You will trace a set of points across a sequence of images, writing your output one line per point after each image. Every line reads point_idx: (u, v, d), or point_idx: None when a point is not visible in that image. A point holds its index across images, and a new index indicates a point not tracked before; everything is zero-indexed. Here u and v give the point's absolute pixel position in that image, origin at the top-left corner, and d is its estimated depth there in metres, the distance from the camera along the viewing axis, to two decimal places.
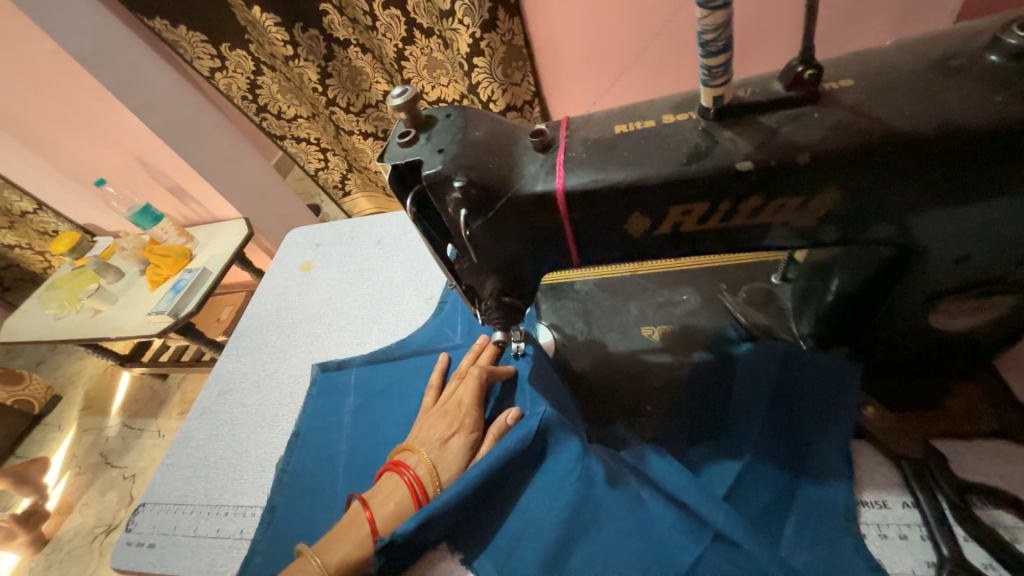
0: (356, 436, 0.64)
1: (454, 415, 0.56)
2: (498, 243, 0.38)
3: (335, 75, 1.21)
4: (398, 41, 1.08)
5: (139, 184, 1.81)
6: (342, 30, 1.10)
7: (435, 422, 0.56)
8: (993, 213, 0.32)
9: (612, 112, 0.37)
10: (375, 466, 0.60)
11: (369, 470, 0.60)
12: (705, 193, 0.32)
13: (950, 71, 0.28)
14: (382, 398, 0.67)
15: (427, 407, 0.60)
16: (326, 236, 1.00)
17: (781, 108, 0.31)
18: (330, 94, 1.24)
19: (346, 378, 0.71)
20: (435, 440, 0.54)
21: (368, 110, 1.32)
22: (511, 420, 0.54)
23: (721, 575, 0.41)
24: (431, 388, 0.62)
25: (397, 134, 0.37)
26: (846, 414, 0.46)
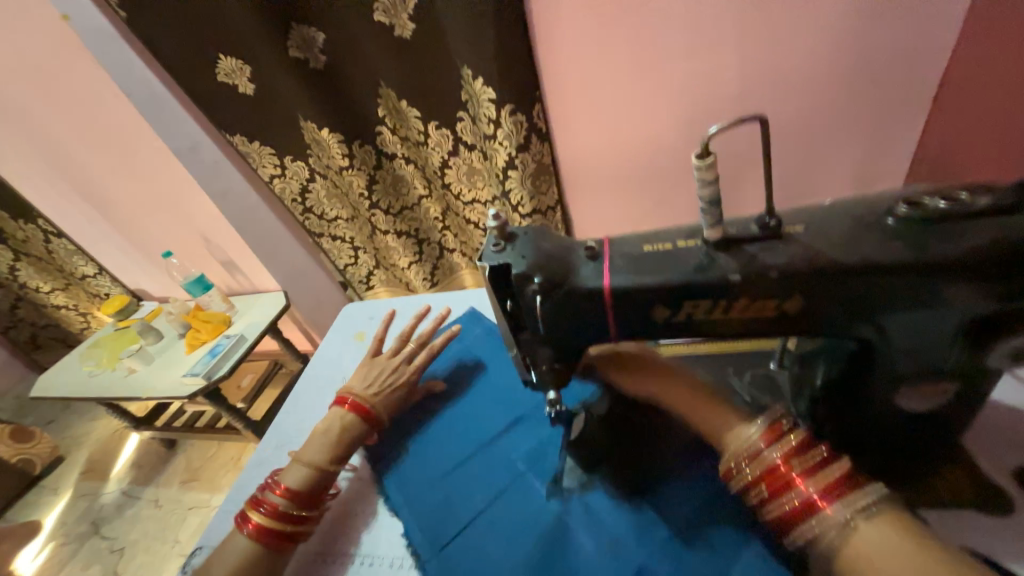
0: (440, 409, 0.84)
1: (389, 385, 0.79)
2: (557, 322, 0.51)
3: (380, 182, 1.41)
4: (444, 154, 1.33)
5: (198, 257, 2.03)
6: (391, 146, 1.35)
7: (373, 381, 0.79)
8: (920, 320, 0.44)
9: (641, 235, 0.52)
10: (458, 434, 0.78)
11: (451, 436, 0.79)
12: (709, 295, 0.46)
13: (866, 226, 0.44)
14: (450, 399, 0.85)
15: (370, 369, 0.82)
16: (378, 310, 1.14)
17: (757, 240, 0.46)
18: (374, 198, 1.42)
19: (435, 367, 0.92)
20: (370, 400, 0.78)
21: (403, 212, 1.48)
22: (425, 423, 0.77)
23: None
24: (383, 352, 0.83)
25: (491, 243, 0.52)
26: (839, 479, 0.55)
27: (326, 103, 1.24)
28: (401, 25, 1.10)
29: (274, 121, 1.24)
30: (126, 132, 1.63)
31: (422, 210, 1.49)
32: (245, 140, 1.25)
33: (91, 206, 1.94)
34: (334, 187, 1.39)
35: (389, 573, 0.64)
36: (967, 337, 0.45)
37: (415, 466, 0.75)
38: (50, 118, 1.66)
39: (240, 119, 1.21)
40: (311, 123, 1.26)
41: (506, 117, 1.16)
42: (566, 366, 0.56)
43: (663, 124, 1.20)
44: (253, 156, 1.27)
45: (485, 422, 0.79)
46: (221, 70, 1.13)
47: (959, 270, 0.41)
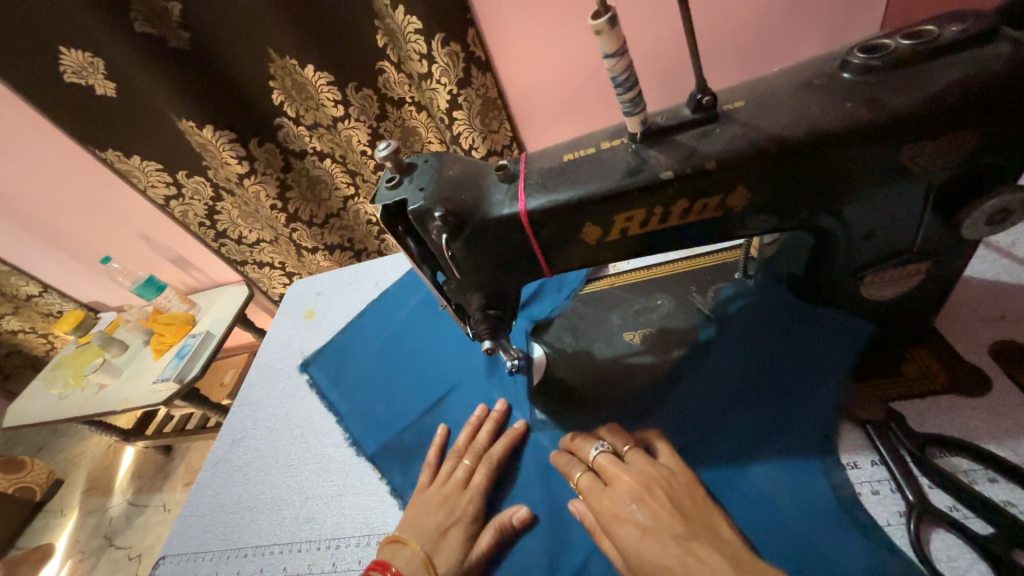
0: (395, 342, 0.85)
1: (452, 503, 0.57)
2: (476, 261, 0.44)
3: (295, 187, 1.27)
4: (372, 120, 1.17)
5: (142, 257, 1.88)
6: (299, 140, 1.19)
7: (431, 510, 0.57)
8: (885, 195, 0.38)
9: (561, 144, 0.44)
10: (409, 367, 0.79)
11: (404, 369, 0.80)
12: (641, 201, 0.39)
13: (814, 88, 0.36)
14: (407, 338, 0.84)
15: (422, 488, 0.61)
16: (327, 285, 1.06)
17: (690, 127, 0.38)
18: (291, 207, 1.28)
19: (400, 308, 0.91)
20: (433, 531, 0.55)
21: (330, 221, 1.38)
22: (518, 520, 0.55)
23: None
24: (427, 466, 0.63)
25: (385, 180, 0.44)
26: (821, 388, 0.51)
27: (198, 92, 1.03)
28: None
29: (147, 130, 1.09)
30: (11, 131, 1.42)
31: (352, 213, 1.39)
32: (124, 156, 1.12)
33: (7, 221, 1.75)
34: (243, 206, 1.29)
35: (356, 553, 0.61)
36: (937, 203, 0.38)
37: (345, 470, 0.70)
38: None
39: (109, 132, 1.07)
40: (187, 121, 1.06)
41: (438, 50, 1.01)
42: (503, 312, 0.49)
43: None
44: (136, 174, 1.15)
45: (444, 380, 0.75)
46: (67, 69, 0.97)
47: (927, 123, 0.34)
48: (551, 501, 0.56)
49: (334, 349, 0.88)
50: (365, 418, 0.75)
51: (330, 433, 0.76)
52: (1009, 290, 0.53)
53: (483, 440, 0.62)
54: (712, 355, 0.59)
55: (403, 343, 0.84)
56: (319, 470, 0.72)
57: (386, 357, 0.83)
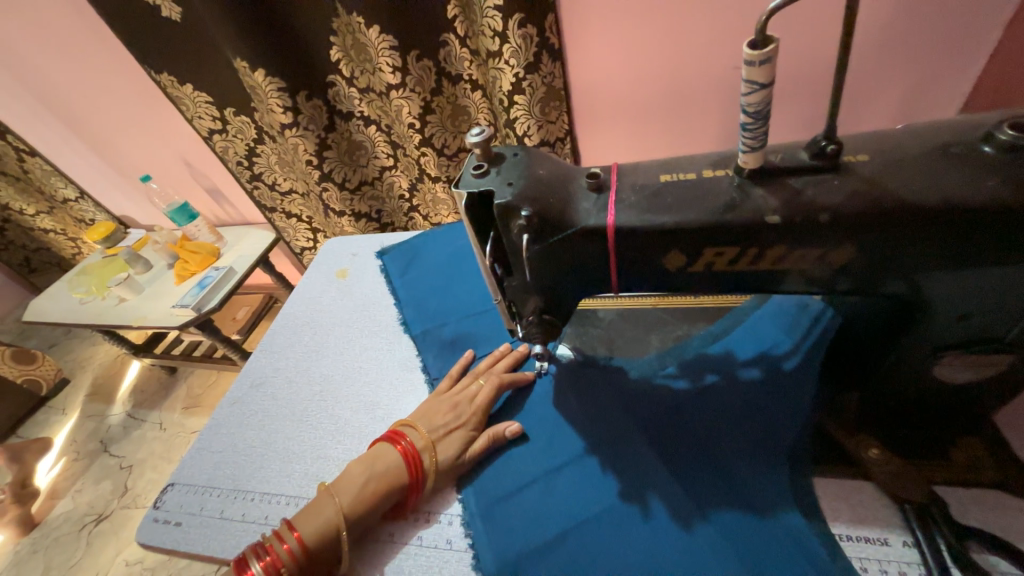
0: (457, 255, 0.94)
1: (461, 409, 0.63)
2: (547, 264, 0.43)
3: (334, 147, 1.28)
4: (426, 93, 1.16)
5: (181, 183, 1.91)
6: (349, 102, 1.19)
7: (441, 410, 0.63)
8: (996, 280, 0.36)
9: (656, 162, 0.43)
10: (467, 275, 0.89)
11: (460, 275, 0.90)
12: (736, 239, 0.37)
13: (951, 156, 0.34)
14: (465, 263, 0.91)
15: (440, 391, 0.67)
16: (363, 247, 1.06)
17: (806, 172, 0.36)
18: (325, 167, 1.29)
19: (457, 241, 0.97)
20: (439, 427, 0.61)
21: (363, 188, 1.40)
22: (510, 432, 0.61)
23: (713, 558, 0.47)
24: (448, 376, 0.69)
25: (471, 167, 0.43)
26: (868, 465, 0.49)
27: (253, 30, 1.01)
28: None
29: (206, 58, 1.11)
30: (77, 35, 1.43)
31: (386, 184, 1.40)
32: (177, 82, 1.15)
33: (57, 123, 1.77)
34: (280, 154, 1.30)
35: None
36: None
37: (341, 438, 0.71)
38: None
39: (168, 56, 1.10)
40: (240, 61, 1.06)
41: (514, 30, 0.98)
42: (556, 318, 0.49)
43: (692, 38, 1.01)
44: (185, 102, 1.18)
45: (455, 356, 0.76)
46: None
47: None
48: (561, 509, 0.54)
49: (406, 248, 0.99)
50: (410, 309, 0.86)
51: (336, 394, 0.78)
52: None
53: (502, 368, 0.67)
54: (753, 399, 0.57)
55: (465, 258, 0.93)
56: (331, 430, 0.73)
57: (444, 268, 0.91)
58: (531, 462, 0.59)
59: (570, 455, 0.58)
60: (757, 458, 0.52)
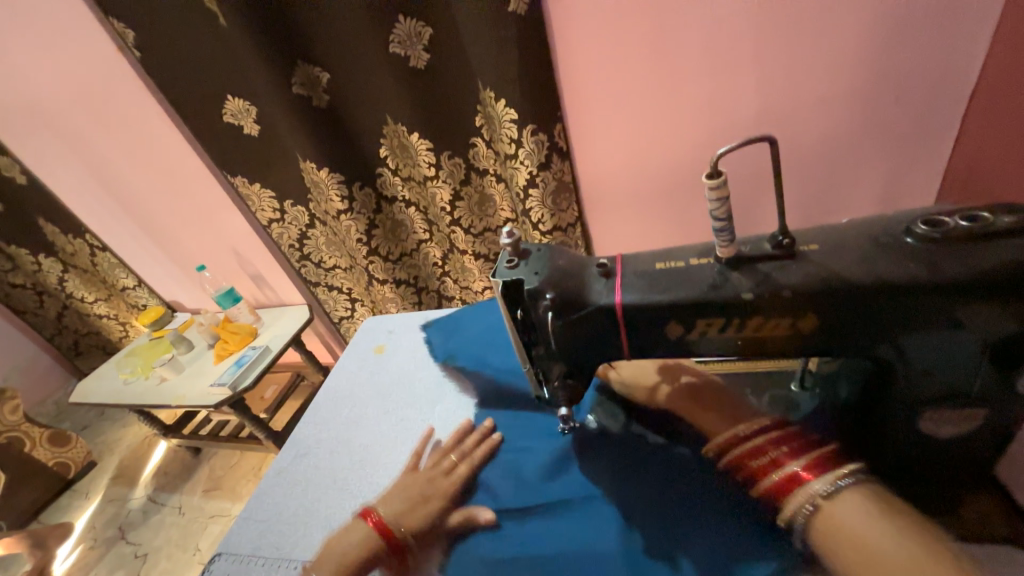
0: (486, 326, 1.04)
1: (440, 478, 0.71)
2: (568, 336, 0.52)
3: (380, 227, 1.49)
4: (456, 183, 1.35)
5: (230, 271, 2.12)
6: (392, 189, 1.41)
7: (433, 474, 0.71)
8: (949, 343, 0.43)
9: (653, 253, 0.53)
10: (497, 343, 0.99)
11: (490, 343, 1.00)
12: (721, 312, 0.46)
13: (882, 246, 0.43)
14: (494, 334, 1.02)
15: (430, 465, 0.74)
16: (398, 325, 1.17)
17: (770, 259, 0.46)
18: (373, 244, 1.49)
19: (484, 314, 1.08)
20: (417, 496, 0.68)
21: (403, 259, 1.57)
22: (482, 518, 0.65)
23: None
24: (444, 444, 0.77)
25: (505, 260, 0.54)
26: None
27: (319, 136, 1.28)
28: (416, 56, 1.14)
29: (275, 164, 1.35)
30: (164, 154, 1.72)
31: (422, 255, 1.57)
32: (248, 182, 1.38)
33: (130, 223, 2.03)
34: (330, 236, 1.49)
35: None
36: (994, 359, 0.43)
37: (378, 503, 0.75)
38: (96, 142, 1.74)
39: (244, 163, 1.34)
40: (309, 163, 1.31)
41: (528, 138, 1.17)
42: (579, 382, 0.57)
43: (682, 142, 1.18)
44: (253, 198, 1.40)
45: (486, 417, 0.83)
46: (229, 112, 1.25)
47: (976, 289, 0.40)
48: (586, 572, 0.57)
49: (443, 320, 1.10)
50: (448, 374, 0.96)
51: (375, 460, 0.84)
52: None
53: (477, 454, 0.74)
54: None
55: (493, 330, 1.03)
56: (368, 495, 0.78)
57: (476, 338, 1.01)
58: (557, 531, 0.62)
59: (596, 519, 0.62)
60: (773, 519, 0.55)
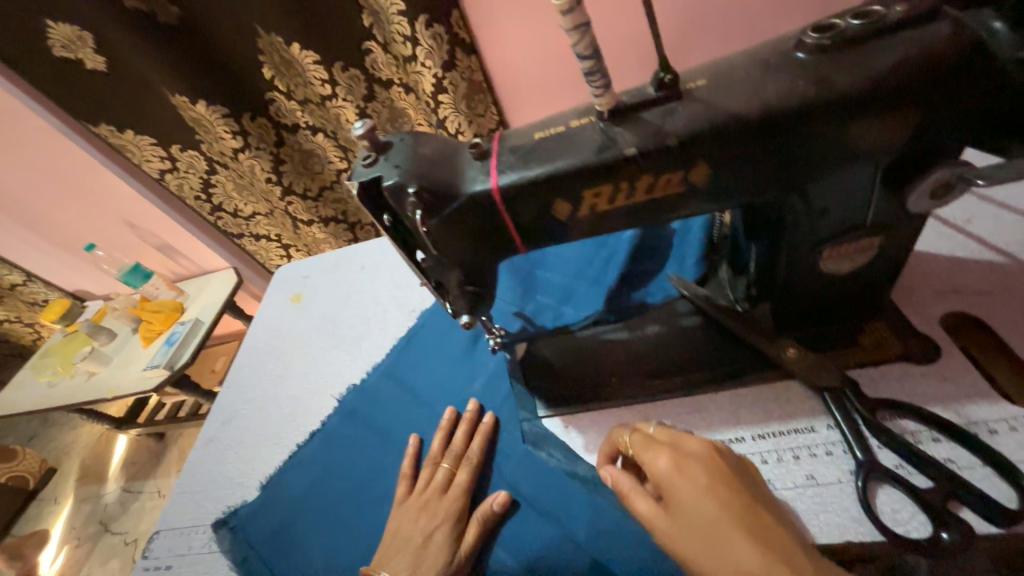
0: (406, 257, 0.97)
1: (433, 509, 0.59)
2: (451, 237, 0.45)
3: (288, 161, 1.29)
4: (359, 100, 1.16)
5: (128, 245, 1.87)
6: (291, 115, 1.19)
7: (413, 516, 0.60)
8: (850, 173, 0.40)
9: (532, 124, 0.45)
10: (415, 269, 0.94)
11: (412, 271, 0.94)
12: (606, 177, 0.41)
13: (772, 67, 0.37)
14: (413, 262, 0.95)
15: (400, 499, 0.63)
16: (314, 268, 1.06)
17: (654, 105, 0.39)
18: (285, 181, 1.31)
19: None
20: (419, 537, 0.57)
21: (324, 193, 1.39)
22: (496, 505, 0.57)
23: None
24: (404, 477, 0.65)
25: (362, 159, 0.45)
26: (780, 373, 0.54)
27: (188, 67, 1.05)
28: None
29: (143, 104, 1.10)
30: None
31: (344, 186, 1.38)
32: (116, 130, 1.12)
33: None
34: (237, 179, 1.28)
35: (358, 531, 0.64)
36: (888, 180, 0.40)
37: (321, 503, 0.67)
38: None
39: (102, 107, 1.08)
40: (180, 97, 1.08)
41: (422, 32, 1.00)
42: (481, 289, 0.50)
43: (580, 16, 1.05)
44: (130, 149, 1.15)
45: (416, 347, 0.79)
46: (56, 42, 0.97)
47: (874, 103, 0.35)
48: (527, 475, 0.59)
49: (362, 257, 1.02)
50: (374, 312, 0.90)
51: (300, 454, 0.74)
52: (962, 266, 0.56)
53: (477, 451, 0.62)
54: (688, 334, 0.59)
55: None
56: (303, 496, 0.69)
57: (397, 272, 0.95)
58: (511, 465, 0.61)
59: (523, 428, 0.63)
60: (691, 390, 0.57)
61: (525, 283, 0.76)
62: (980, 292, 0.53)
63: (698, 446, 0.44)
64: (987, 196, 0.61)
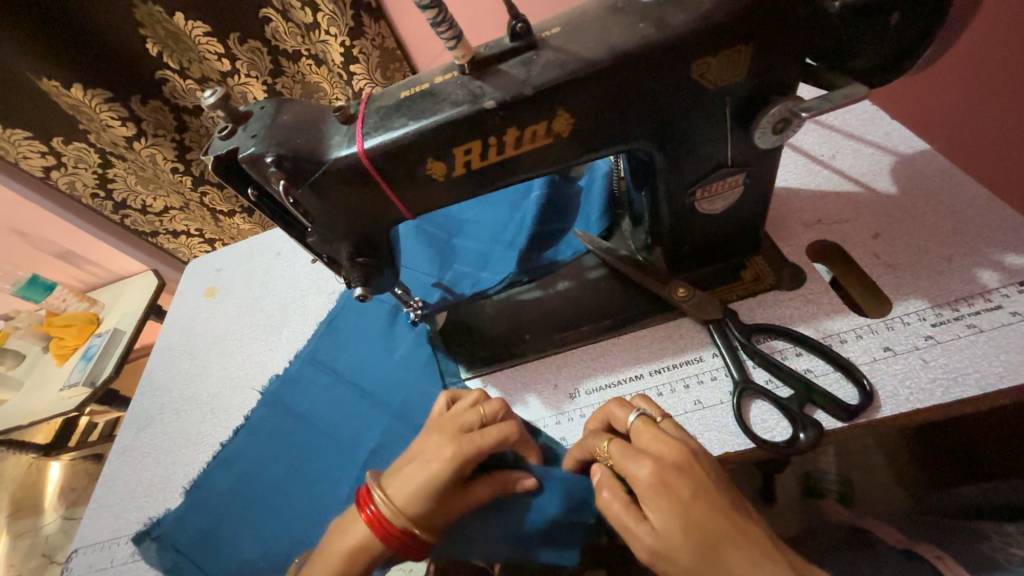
0: None
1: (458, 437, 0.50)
2: (326, 205, 0.44)
3: (195, 147, 1.18)
4: (266, 75, 1.08)
5: (19, 256, 1.67)
6: (193, 96, 1.09)
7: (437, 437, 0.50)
8: (707, 116, 0.42)
9: (400, 84, 0.43)
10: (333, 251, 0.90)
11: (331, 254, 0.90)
12: (472, 133, 0.40)
13: (616, 12, 0.38)
14: None
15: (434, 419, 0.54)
16: (226, 260, 0.99)
17: (510, 56, 0.39)
18: (195, 169, 1.21)
19: None
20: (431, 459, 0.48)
21: None
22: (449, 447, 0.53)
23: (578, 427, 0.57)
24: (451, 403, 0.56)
25: (218, 131, 0.42)
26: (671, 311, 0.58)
27: (61, 43, 0.92)
28: None
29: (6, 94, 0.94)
30: None
31: None
32: None
33: None
34: (139, 171, 1.17)
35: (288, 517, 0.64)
36: (740, 118, 0.43)
37: (250, 497, 0.66)
38: None
39: None
40: (49, 81, 0.95)
41: None
42: (373, 260, 0.49)
43: None
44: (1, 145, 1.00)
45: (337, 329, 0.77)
46: None
47: (710, 42, 0.37)
48: None
49: (277, 243, 0.97)
50: (293, 299, 0.87)
51: (223, 453, 0.70)
52: (825, 197, 0.61)
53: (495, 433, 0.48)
54: (595, 286, 0.61)
55: None
56: (230, 494, 0.67)
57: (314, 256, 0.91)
58: None
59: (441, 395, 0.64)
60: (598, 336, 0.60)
61: (441, 252, 0.75)
62: (840, 219, 0.59)
63: (672, 454, 0.42)
64: (830, 125, 0.68)
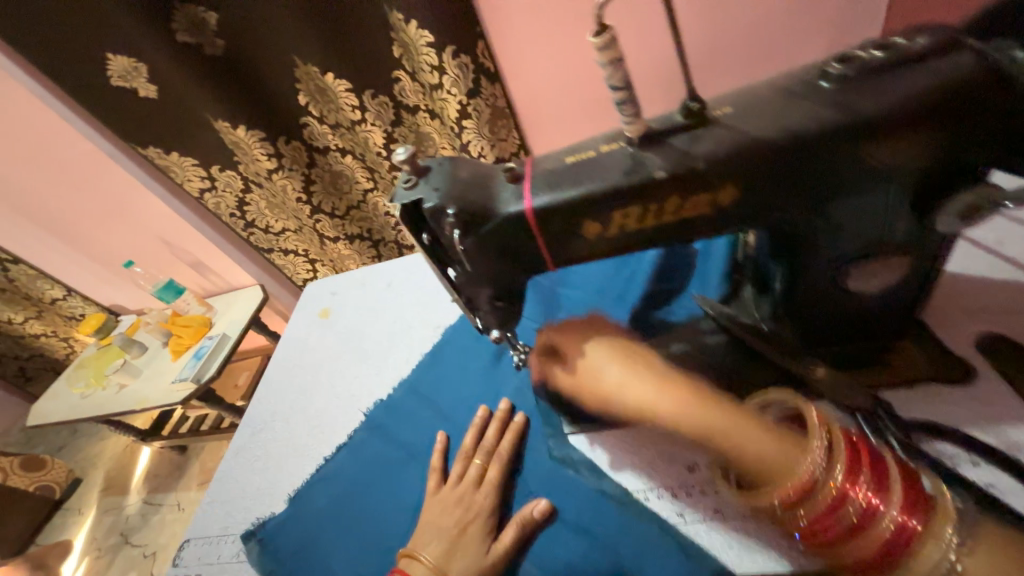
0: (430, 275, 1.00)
1: (468, 500, 0.59)
2: (483, 251, 0.47)
3: (318, 181, 1.35)
4: (387, 126, 1.22)
5: (164, 262, 1.95)
6: (323, 139, 1.25)
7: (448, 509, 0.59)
8: (880, 196, 0.41)
9: (562, 150, 0.47)
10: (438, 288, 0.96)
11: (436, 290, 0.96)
12: (635, 198, 0.43)
13: (792, 96, 0.39)
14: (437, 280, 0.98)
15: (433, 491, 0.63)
16: (341, 285, 1.09)
17: (681, 131, 0.41)
18: (315, 201, 1.37)
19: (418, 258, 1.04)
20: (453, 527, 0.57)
21: (352, 212, 1.45)
22: (539, 513, 0.56)
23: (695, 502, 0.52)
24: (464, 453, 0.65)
25: (403, 181, 0.48)
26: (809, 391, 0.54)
27: (240, 96, 1.13)
28: None
29: (187, 129, 1.15)
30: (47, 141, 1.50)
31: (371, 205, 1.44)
32: (162, 152, 1.17)
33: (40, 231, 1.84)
34: (269, 198, 1.33)
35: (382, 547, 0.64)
36: (915, 199, 0.41)
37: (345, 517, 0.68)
38: None
39: (155, 134, 1.14)
40: (223, 122, 1.15)
41: (450, 62, 1.07)
42: (509, 305, 0.53)
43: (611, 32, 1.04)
44: (174, 169, 1.21)
45: (439, 363, 0.81)
46: (115, 73, 1.03)
47: (887, 126, 0.37)
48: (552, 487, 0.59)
49: (388, 274, 1.06)
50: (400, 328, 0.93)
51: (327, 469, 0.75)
52: (991, 286, 0.56)
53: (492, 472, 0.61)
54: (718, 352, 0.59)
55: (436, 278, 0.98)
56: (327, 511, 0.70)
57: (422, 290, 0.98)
58: (539, 476, 0.61)
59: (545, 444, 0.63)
60: None
61: (548, 301, 0.77)
62: (1015, 312, 0.53)
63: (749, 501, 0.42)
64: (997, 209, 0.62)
